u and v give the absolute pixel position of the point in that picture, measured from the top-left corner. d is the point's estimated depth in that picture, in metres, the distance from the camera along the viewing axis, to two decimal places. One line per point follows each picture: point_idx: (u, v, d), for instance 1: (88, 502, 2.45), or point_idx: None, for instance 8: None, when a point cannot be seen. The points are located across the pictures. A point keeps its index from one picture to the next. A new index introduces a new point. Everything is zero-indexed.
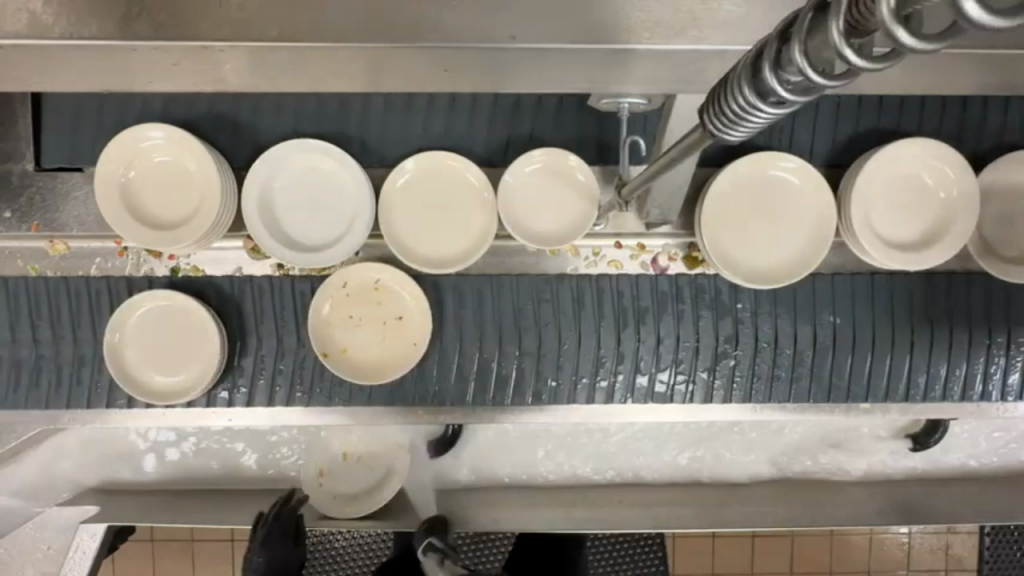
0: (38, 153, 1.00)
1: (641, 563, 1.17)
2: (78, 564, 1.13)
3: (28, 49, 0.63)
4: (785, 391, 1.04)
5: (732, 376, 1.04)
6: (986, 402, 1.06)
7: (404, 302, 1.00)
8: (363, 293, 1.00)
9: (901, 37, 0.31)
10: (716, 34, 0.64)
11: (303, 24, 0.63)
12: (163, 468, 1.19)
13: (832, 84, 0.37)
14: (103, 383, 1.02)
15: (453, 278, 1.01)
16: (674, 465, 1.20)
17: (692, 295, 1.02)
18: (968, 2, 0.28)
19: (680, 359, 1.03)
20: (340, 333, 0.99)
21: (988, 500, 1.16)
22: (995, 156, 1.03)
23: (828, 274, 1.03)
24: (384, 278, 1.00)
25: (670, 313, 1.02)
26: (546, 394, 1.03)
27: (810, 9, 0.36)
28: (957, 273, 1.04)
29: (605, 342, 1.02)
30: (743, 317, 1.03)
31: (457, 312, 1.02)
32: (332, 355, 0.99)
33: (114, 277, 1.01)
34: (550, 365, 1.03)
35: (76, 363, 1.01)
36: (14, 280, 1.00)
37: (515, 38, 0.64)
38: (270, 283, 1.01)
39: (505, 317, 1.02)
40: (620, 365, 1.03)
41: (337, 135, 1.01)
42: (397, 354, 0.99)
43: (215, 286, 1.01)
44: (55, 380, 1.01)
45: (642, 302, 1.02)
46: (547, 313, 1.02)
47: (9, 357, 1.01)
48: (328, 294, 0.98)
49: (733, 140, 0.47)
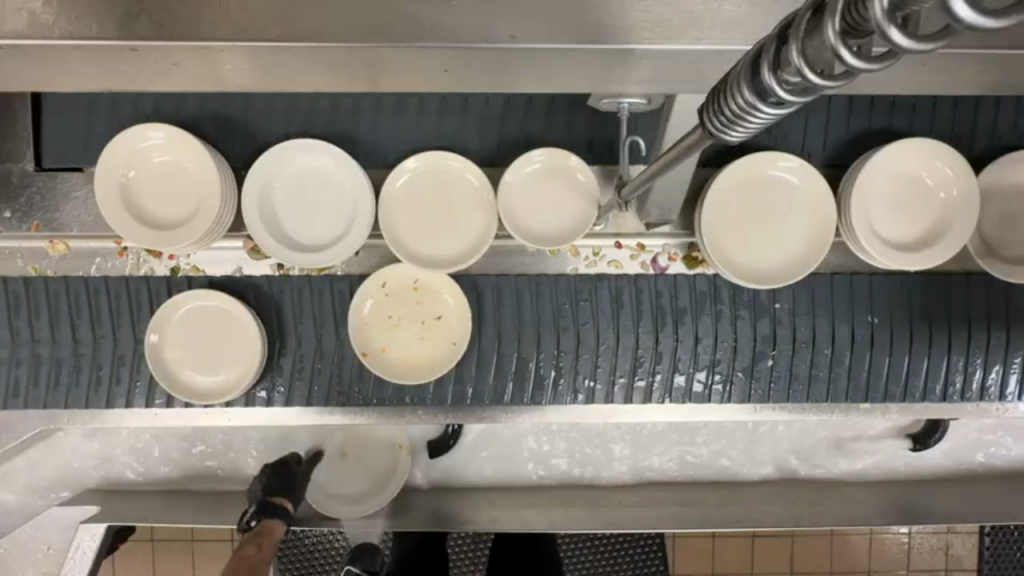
0: (38, 153, 1.00)
1: (640, 563, 1.18)
2: (78, 564, 1.11)
3: (27, 47, 0.61)
4: (823, 392, 1.04)
5: (771, 378, 1.04)
6: (986, 402, 1.06)
7: (443, 302, 1.00)
8: (403, 293, 1.01)
9: (895, 37, 0.31)
10: (717, 33, 0.62)
11: (302, 23, 0.62)
12: (162, 468, 1.19)
13: (830, 84, 0.37)
14: (141, 384, 1.02)
15: (493, 278, 1.02)
16: (674, 465, 1.20)
17: (730, 295, 1.02)
18: (957, 4, 0.28)
19: (719, 359, 1.03)
20: (379, 334, 1.00)
21: (990, 501, 1.15)
22: (994, 156, 1.03)
23: (864, 274, 1.03)
24: (422, 278, 1.00)
25: (709, 313, 1.02)
26: (581, 394, 1.04)
27: (808, 9, 0.36)
28: (959, 273, 1.04)
29: (644, 341, 1.02)
30: (781, 318, 1.03)
31: (495, 311, 1.02)
32: (371, 354, 0.99)
33: (154, 278, 1.01)
34: (587, 366, 1.03)
35: (117, 363, 1.01)
36: (53, 281, 1.00)
37: (515, 38, 0.62)
38: (308, 283, 1.02)
39: (544, 316, 1.02)
40: (658, 365, 1.03)
41: (335, 135, 1.01)
42: (437, 354, 1.00)
43: (254, 287, 1.02)
44: (96, 381, 1.01)
45: (681, 302, 1.02)
46: (585, 313, 1.02)
47: (51, 357, 1.01)
48: (369, 293, 0.99)
49: (733, 141, 0.46)
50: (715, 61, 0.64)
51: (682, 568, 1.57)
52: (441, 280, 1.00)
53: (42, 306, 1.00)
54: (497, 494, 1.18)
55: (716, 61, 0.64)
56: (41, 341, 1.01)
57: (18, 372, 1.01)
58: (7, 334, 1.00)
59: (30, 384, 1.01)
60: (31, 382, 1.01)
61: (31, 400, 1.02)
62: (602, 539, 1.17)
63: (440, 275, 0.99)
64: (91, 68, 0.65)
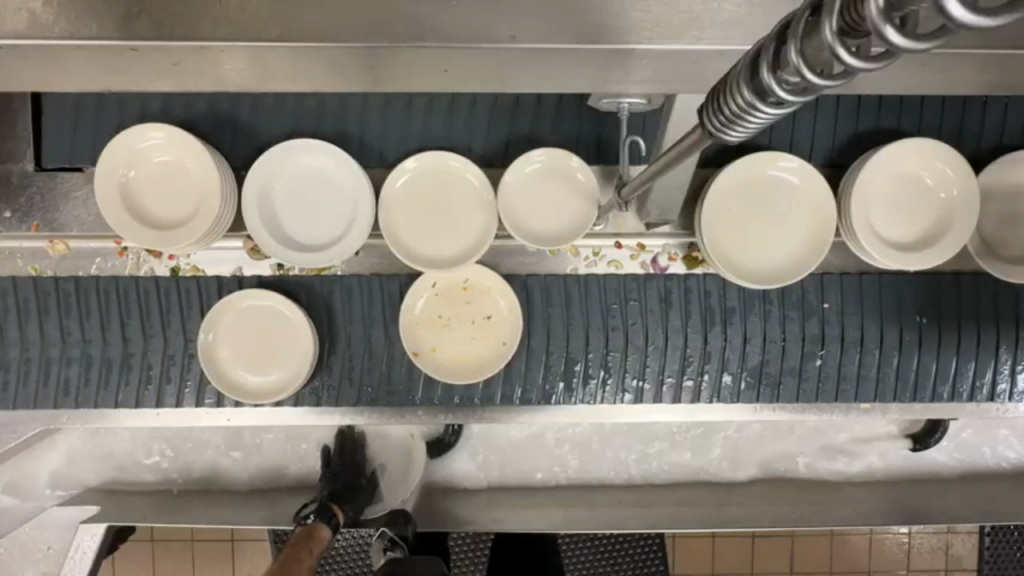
0: (38, 154, 1.00)
1: (640, 563, 1.18)
2: (79, 564, 1.11)
3: (26, 47, 0.62)
4: (872, 391, 1.04)
5: (819, 378, 1.04)
6: (987, 403, 1.06)
7: (493, 302, 1.01)
8: (454, 293, 1.01)
9: (890, 36, 0.31)
10: (717, 33, 0.62)
11: (301, 23, 0.62)
12: (159, 468, 1.19)
13: (829, 84, 0.37)
14: (190, 385, 1.02)
15: (544, 277, 1.02)
16: (675, 464, 1.20)
17: (779, 295, 1.03)
18: (951, 5, 0.28)
19: (768, 358, 1.03)
20: (430, 333, 1.00)
21: (990, 501, 1.15)
22: (993, 156, 1.04)
23: (894, 274, 1.03)
24: (472, 278, 1.01)
25: (757, 313, 1.03)
26: (628, 394, 1.04)
27: (806, 11, 0.36)
28: (969, 273, 1.04)
29: (693, 341, 1.02)
30: (830, 318, 1.03)
31: (544, 311, 1.02)
32: (421, 354, 0.99)
33: (205, 278, 1.01)
34: (636, 365, 1.03)
35: (166, 363, 1.02)
36: (106, 279, 1.01)
37: (514, 38, 0.62)
38: (359, 282, 1.02)
39: (593, 315, 1.02)
40: (707, 365, 1.03)
41: (336, 135, 1.01)
42: (488, 354, 1.00)
43: (305, 285, 1.02)
44: (146, 380, 1.02)
45: (730, 302, 1.03)
46: (634, 313, 1.02)
47: (101, 356, 1.01)
48: (421, 292, 1.00)
49: (732, 140, 0.46)
50: (715, 62, 0.64)
51: (682, 567, 1.57)
52: (492, 280, 1.00)
53: (92, 306, 1.01)
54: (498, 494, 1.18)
55: (716, 62, 0.64)
56: (91, 341, 1.01)
57: (69, 371, 1.02)
58: (57, 334, 1.01)
59: (81, 384, 1.02)
60: (82, 383, 1.02)
61: (32, 400, 1.02)
62: (602, 539, 1.17)
63: (479, 270, 1.00)
64: (91, 69, 0.65)
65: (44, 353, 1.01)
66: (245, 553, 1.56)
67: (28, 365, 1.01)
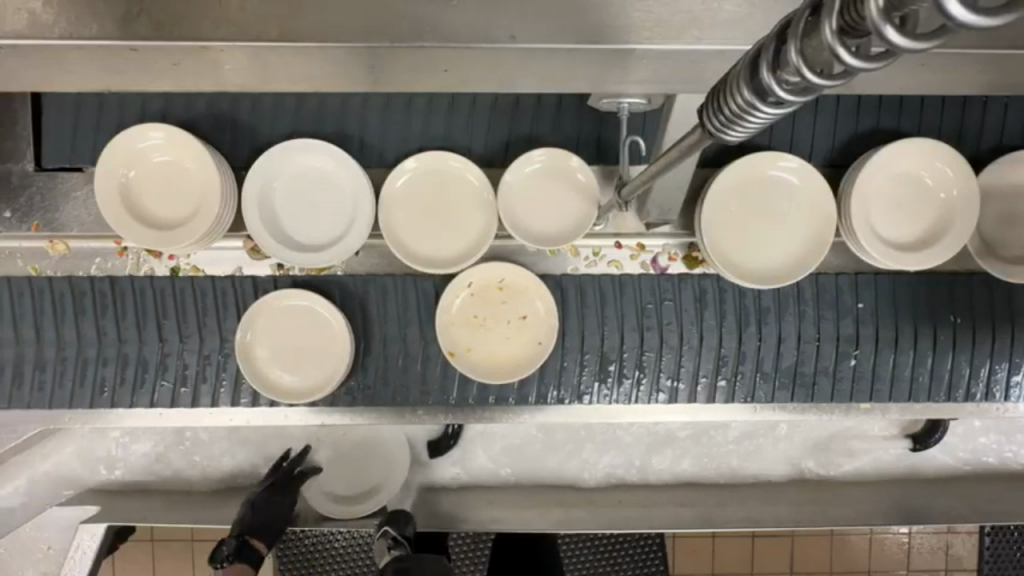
0: (38, 154, 1.00)
1: (641, 563, 1.18)
2: (79, 564, 1.11)
3: (26, 47, 0.62)
4: (906, 392, 1.04)
5: (854, 378, 1.04)
6: (987, 402, 1.06)
7: (529, 302, 1.00)
8: (489, 292, 1.00)
9: (891, 37, 0.31)
10: (717, 33, 0.62)
11: (301, 23, 0.62)
12: (158, 469, 1.19)
13: (829, 84, 0.37)
14: (226, 384, 1.02)
15: (578, 276, 1.02)
16: (676, 464, 1.20)
17: (814, 295, 1.03)
18: (952, 5, 0.28)
19: (803, 358, 1.03)
20: (465, 333, 1.00)
21: (991, 501, 1.15)
22: (993, 157, 1.03)
23: (911, 275, 1.03)
24: (508, 278, 1.00)
25: (792, 313, 1.03)
26: (662, 394, 1.04)
27: (806, 11, 0.36)
28: (972, 272, 1.04)
29: (728, 342, 1.02)
30: (865, 318, 1.03)
31: (580, 312, 1.02)
32: (457, 354, 0.99)
33: (240, 278, 1.01)
34: (670, 365, 1.03)
35: (203, 362, 1.02)
36: (141, 280, 1.00)
37: (514, 39, 0.62)
38: (395, 282, 1.02)
39: (627, 315, 1.02)
40: (742, 365, 1.03)
41: (335, 135, 1.01)
42: (523, 354, 1.00)
43: (341, 285, 1.02)
44: (182, 379, 1.02)
45: (765, 302, 1.02)
46: (669, 313, 1.02)
47: (136, 356, 1.01)
48: (456, 293, 1.00)
49: (732, 140, 0.46)
50: (715, 62, 0.64)
51: (682, 567, 1.57)
52: (529, 280, 1.00)
53: (129, 306, 1.00)
54: (497, 494, 1.18)
55: (717, 62, 0.64)
56: (128, 341, 1.01)
57: (106, 372, 1.01)
58: (93, 334, 1.01)
59: (118, 383, 1.02)
60: (118, 382, 1.02)
61: (32, 400, 1.01)
62: (602, 539, 1.17)
63: (504, 268, 0.99)
64: (91, 69, 0.65)
65: (81, 353, 1.01)
66: None
67: (64, 364, 1.01)
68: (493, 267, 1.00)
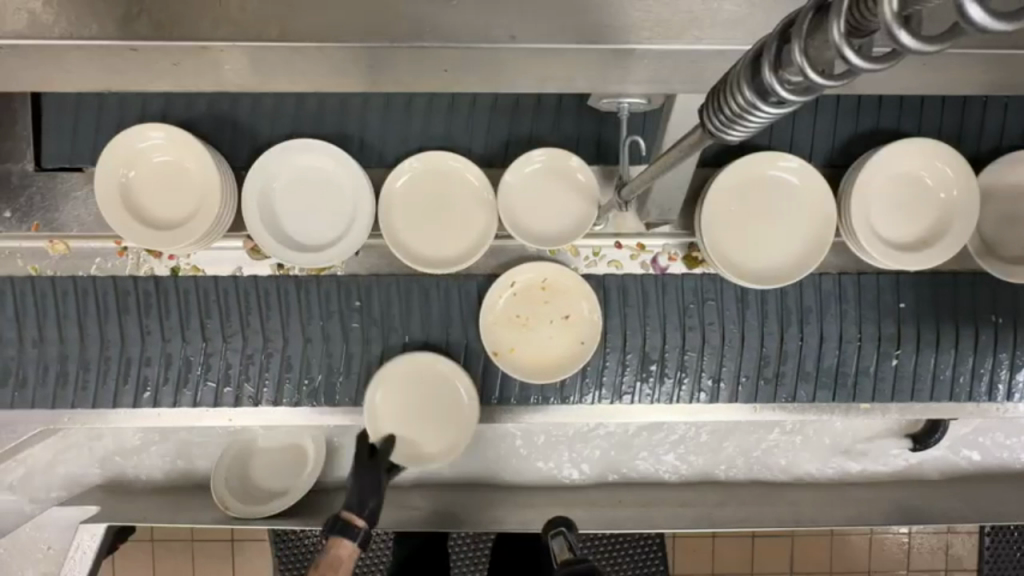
0: (38, 154, 1.00)
1: (640, 563, 1.18)
2: (78, 564, 1.09)
3: (26, 47, 0.62)
4: (947, 391, 1.05)
5: (895, 378, 1.04)
6: (987, 402, 1.06)
7: (572, 302, 1.00)
8: (532, 292, 1.00)
9: (902, 38, 0.31)
10: (717, 33, 0.62)
11: (301, 23, 0.62)
12: (158, 469, 1.19)
13: (830, 84, 0.37)
14: (269, 384, 1.03)
15: (620, 276, 1.02)
16: (676, 463, 1.20)
17: (855, 296, 1.03)
18: (971, 7, 0.28)
19: (845, 358, 1.03)
20: (509, 333, 1.00)
21: (991, 501, 1.15)
22: (992, 157, 1.04)
23: (918, 275, 1.03)
24: (551, 278, 1.00)
25: (833, 313, 1.03)
26: (704, 394, 1.04)
27: (810, 10, 0.36)
28: (970, 272, 1.04)
29: (770, 342, 1.03)
30: (906, 318, 1.03)
31: (622, 312, 1.02)
32: (500, 354, 1.00)
33: (244, 278, 1.01)
34: (712, 365, 1.03)
35: (246, 362, 1.02)
36: (184, 279, 1.01)
37: (514, 38, 0.62)
38: (438, 283, 1.02)
39: (670, 315, 1.02)
40: (785, 365, 1.03)
41: (334, 135, 1.01)
42: (566, 354, 1.00)
43: (382, 287, 1.02)
44: (225, 379, 1.02)
45: (807, 301, 1.03)
46: (711, 313, 1.02)
47: (180, 354, 1.01)
48: (500, 292, 1.00)
49: (732, 140, 0.46)
50: (715, 62, 0.64)
51: (682, 568, 1.57)
52: (571, 280, 1.00)
53: (172, 306, 1.01)
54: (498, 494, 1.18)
55: (717, 62, 0.64)
56: (171, 341, 1.01)
57: (149, 371, 1.02)
58: (136, 333, 1.01)
59: (161, 381, 1.02)
60: (162, 380, 1.02)
61: (35, 399, 1.01)
62: (602, 539, 1.17)
63: (546, 267, 0.99)
64: (91, 69, 0.65)
65: (124, 353, 1.01)
66: (246, 553, 1.56)
67: (108, 364, 1.01)
68: (540, 266, 0.99)
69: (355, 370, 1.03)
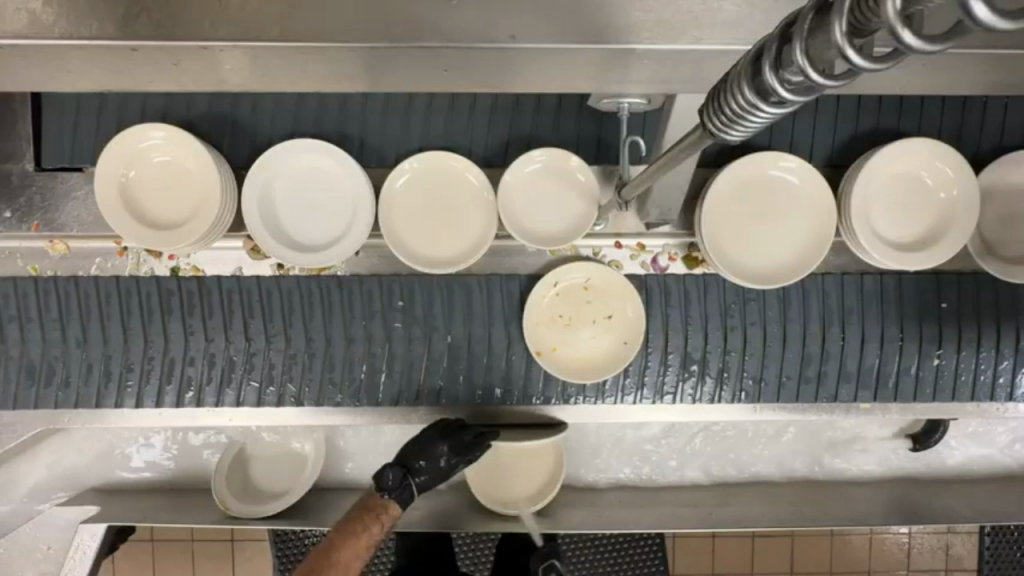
0: (38, 154, 1.00)
1: (641, 563, 1.18)
2: (79, 564, 1.10)
3: (24, 47, 0.61)
4: (988, 391, 1.05)
5: (936, 378, 1.04)
6: (987, 402, 1.06)
7: (614, 302, 1.01)
8: (575, 293, 1.01)
9: (905, 38, 0.31)
10: (717, 33, 0.62)
11: (299, 23, 0.62)
12: (158, 468, 1.19)
13: (831, 84, 0.37)
14: (311, 386, 1.03)
15: (662, 277, 1.02)
16: (676, 463, 1.20)
17: (897, 297, 1.03)
18: (973, 3, 0.28)
19: (886, 359, 1.03)
20: (552, 333, 1.01)
21: (993, 500, 1.15)
22: (992, 157, 1.04)
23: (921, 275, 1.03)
24: (593, 279, 1.01)
25: (875, 314, 1.03)
26: (745, 394, 1.04)
27: (811, 10, 0.36)
28: (973, 273, 1.04)
29: (811, 342, 1.03)
30: (947, 317, 1.03)
31: (664, 311, 1.02)
32: (543, 354, 1.00)
33: (245, 279, 1.01)
34: (754, 365, 1.03)
35: (288, 361, 1.02)
36: (227, 279, 1.01)
37: (515, 38, 0.62)
38: (478, 283, 1.02)
39: (711, 315, 1.02)
40: (825, 364, 1.03)
41: (334, 135, 1.01)
42: (608, 353, 1.00)
43: (427, 288, 1.01)
44: (268, 379, 1.02)
45: (848, 302, 1.03)
46: (753, 313, 1.02)
47: (224, 356, 1.02)
48: (543, 293, 1.00)
49: (733, 141, 0.46)
50: (716, 62, 0.64)
51: (682, 568, 1.57)
52: (614, 281, 1.00)
53: (214, 306, 1.01)
54: None
55: (717, 62, 0.64)
56: (214, 341, 1.01)
57: (193, 370, 1.02)
58: (179, 330, 1.01)
59: (205, 381, 1.02)
60: (204, 380, 1.02)
61: (33, 399, 1.01)
62: (603, 539, 1.17)
63: (592, 267, 1.00)
64: (90, 68, 0.65)
65: (166, 354, 1.01)
66: (246, 553, 1.56)
67: (151, 364, 1.01)
68: (591, 264, 1.00)
69: (397, 370, 1.02)
